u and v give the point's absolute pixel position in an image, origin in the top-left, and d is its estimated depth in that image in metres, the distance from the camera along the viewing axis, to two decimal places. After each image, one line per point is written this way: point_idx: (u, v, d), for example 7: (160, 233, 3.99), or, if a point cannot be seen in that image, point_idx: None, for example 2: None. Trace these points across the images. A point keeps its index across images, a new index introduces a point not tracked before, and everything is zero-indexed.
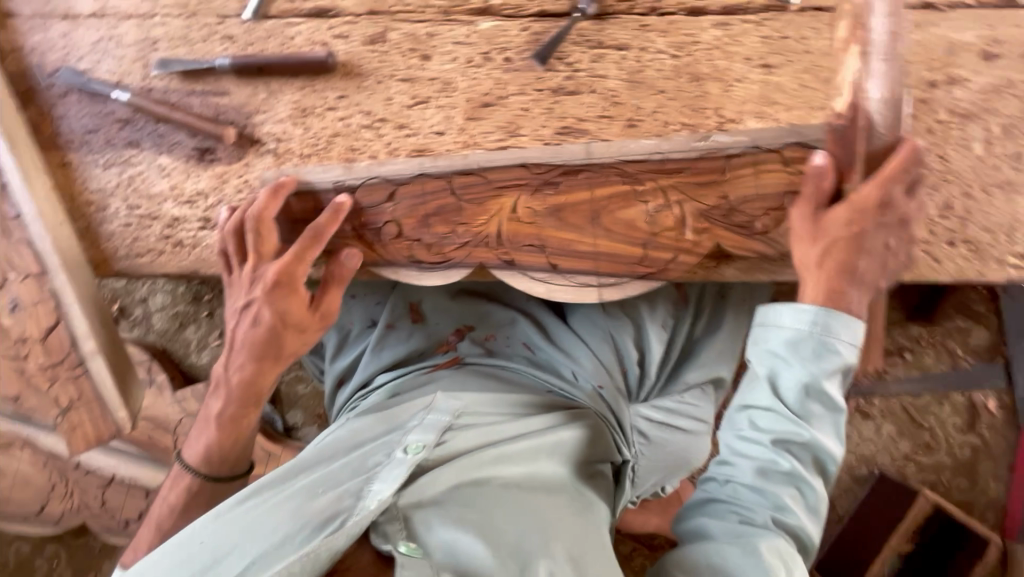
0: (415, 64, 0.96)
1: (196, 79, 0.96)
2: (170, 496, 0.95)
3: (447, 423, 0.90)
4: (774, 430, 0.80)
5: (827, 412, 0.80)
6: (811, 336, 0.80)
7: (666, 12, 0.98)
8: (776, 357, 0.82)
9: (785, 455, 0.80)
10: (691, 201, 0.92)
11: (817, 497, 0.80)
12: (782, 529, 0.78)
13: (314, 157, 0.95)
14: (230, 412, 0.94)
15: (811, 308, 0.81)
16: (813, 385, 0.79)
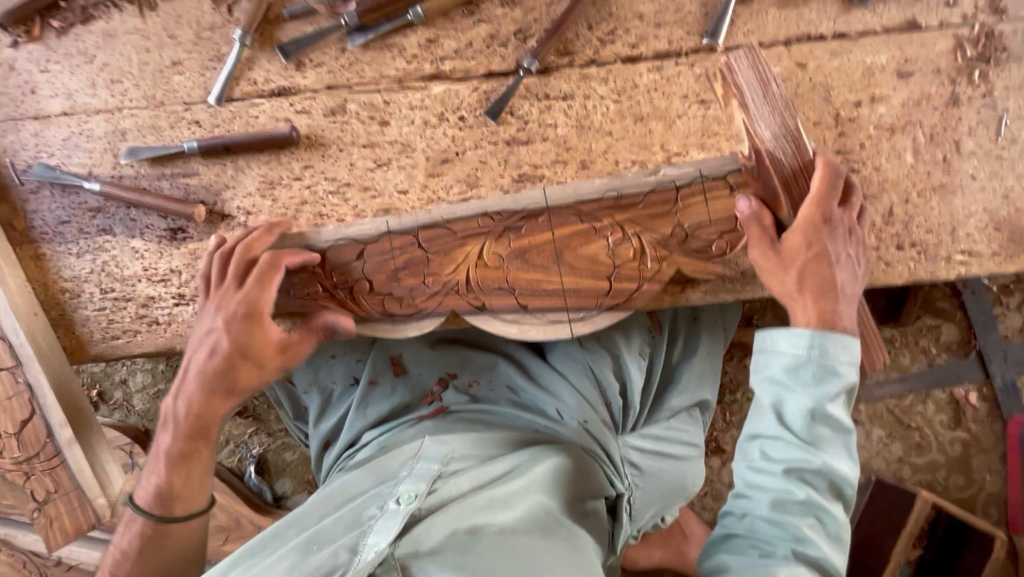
0: (374, 130, 1.02)
1: (165, 163, 1.00)
2: (122, 541, 0.90)
3: (436, 471, 0.90)
4: (784, 459, 0.78)
5: (837, 435, 0.78)
6: (810, 358, 0.79)
7: (606, 62, 1.04)
8: (778, 383, 0.81)
9: (801, 485, 0.76)
10: (648, 231, 0.97)
11: (838, 525, 0.77)
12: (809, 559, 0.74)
13: (284, 226, 1.00)
14: (182, 447, 0.90)
15: (807, 332, 0.80)
16: (819, 408, 0.77)
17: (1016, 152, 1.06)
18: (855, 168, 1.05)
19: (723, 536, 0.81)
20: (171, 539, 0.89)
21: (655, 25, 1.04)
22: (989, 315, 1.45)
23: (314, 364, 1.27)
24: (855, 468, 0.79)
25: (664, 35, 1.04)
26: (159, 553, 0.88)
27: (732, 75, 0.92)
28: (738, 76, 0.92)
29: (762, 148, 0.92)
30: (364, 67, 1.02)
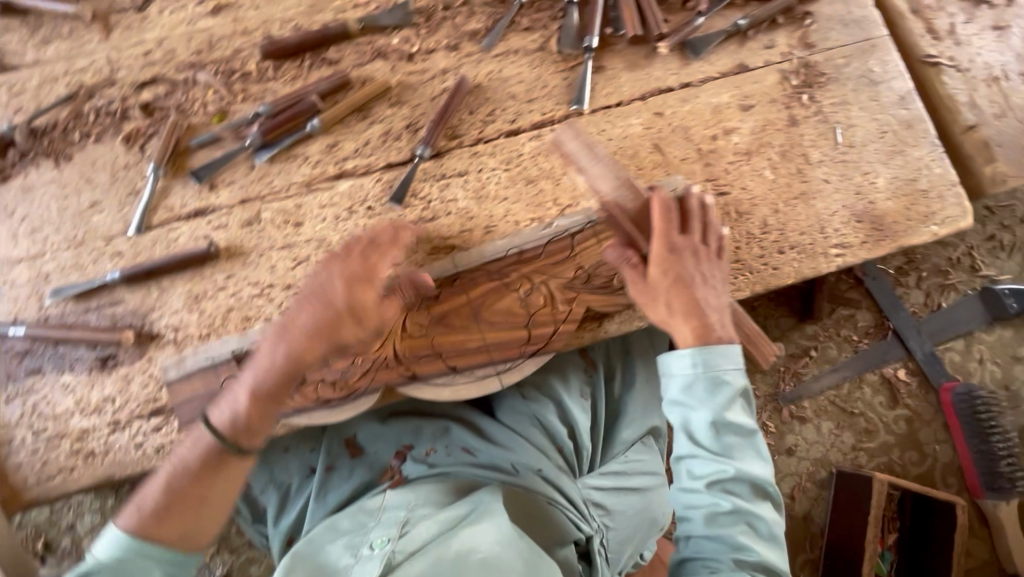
0: (290, 233, 1.10)
1: (90, 296, 1.05)
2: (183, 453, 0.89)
3: (404, 517, 0.97)
4: (706, 474, 0.85)
5: (743, 440, 0.87)
6: (700, 374, 0.88)
7: (490, 138, 1.17)
8: (680, 405, 0.89)
9: (725, 496, 0.84)
10: (553, 278, 1.06)
11: (770, 522, 0.84)
12: (749, 564, 0.81)
13: (213, 335, 1.04)
14: (265, 389, 0.88)
15: (689, 351, 0.90)
16: (720, 419, 0.86)
17: (857, 154, 1.22)
18: (725, 191, 1.19)
19: (677, 562, 0.87)
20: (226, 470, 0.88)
21: (527, 101, 1.19)
22: (894, 296, 1.58)
23: (267, 464, 1.26)
24: (768, 464, 0.87)
25: (537, 108, 1.19)
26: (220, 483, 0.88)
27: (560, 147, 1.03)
28: (567, 147, 1.02)
29: (609, 203, 1.00)
30: (273, 178, 1.12)
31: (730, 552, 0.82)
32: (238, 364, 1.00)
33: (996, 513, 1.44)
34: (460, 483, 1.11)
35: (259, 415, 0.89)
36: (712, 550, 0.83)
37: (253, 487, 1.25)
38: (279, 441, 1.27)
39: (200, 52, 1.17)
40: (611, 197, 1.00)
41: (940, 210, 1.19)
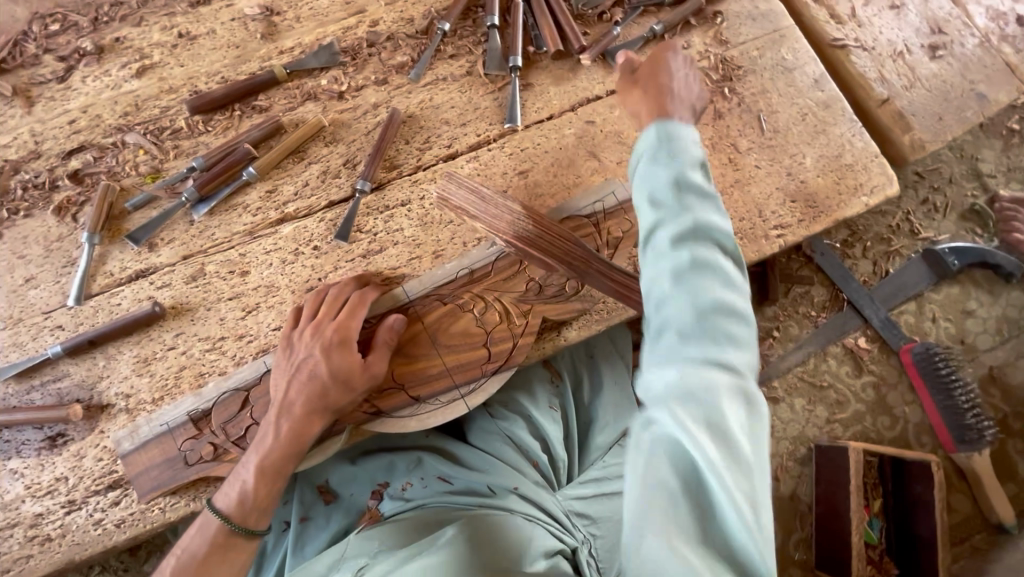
0: (237, 282, 1.08)
1: (33, 374, 1.01)
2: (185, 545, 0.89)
3: (361, 563, 0.96)
4: (670, 277, 0.67)
5: (705, 201, 0.71)
6: (675, 168, 0.73)
7: (429, 165, 1.18)
8: (648, 203, 0.73)
9: (693, 305, 0.64)
10: (506, 294, 1.07)
11: (742, 350, 0.64)
12: (713, 382, 0.59)
13: (166, 397, 1.01)
14: (271, 463, 0.91)
15: (658, 126, 0.78)
16: (683, 215, 0.69)
17: (782, 137, 1.27)
18: None
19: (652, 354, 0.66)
20: (230, 554, 0.89)
21: (461, 125, 1.21)
22: (843, 267, 1.63)
23: None
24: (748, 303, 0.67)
25: (471, 131, 1.21)
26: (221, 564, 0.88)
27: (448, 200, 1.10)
28: (454, 199, 1.10)
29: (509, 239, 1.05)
30: (214, 230, 1.11)
31: (694, 365, 0.61)
32: (196, 426, 0.97)
33: (971, 466, 1.48)
34: (433, 513, 1.09)
35: (270, 494, 0.91)
36: (674, 362, 0.63)
37: None
38: None
39: (128, 115, 1.17)
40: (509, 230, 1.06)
41: (867, 180, 1.25)
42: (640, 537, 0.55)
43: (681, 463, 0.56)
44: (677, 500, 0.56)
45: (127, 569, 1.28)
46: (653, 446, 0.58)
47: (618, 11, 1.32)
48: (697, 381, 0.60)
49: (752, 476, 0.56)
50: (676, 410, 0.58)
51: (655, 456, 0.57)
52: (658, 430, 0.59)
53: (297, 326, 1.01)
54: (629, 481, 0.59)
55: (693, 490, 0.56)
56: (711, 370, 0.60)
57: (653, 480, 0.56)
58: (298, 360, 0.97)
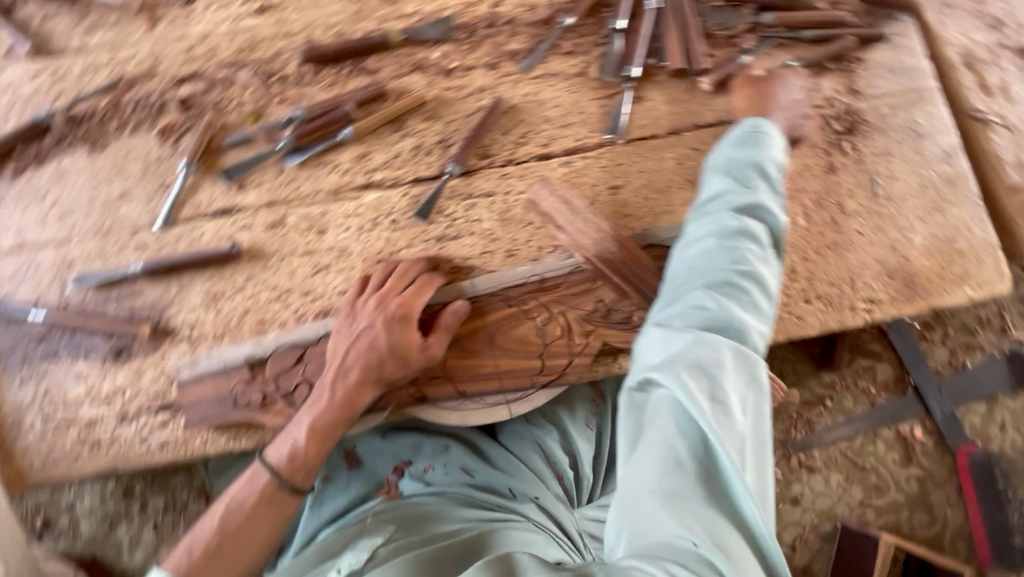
0: (313, 239, 1.09)
1: (111, 286, 1.05)
2: (236, 493, 0.95)
3: (379, 541, 0.99)
4: (691, 270, 0.82)
5: (771, 195, 0.89)
6: (714, 196, 0.89)
7: (521, 161, 1.15)
8: (699, 217, 0.89)
9: (710, 292, 0.77)
10: (572, 310, 1.04)
11: (756, 331, 0.76)
12: (718, 357, 0.69)
13: (226, 336, 1.03)
14: (323, 424, 0.94)
15: (748, 128, 0.96)
16: (720, 227, 0.84)
17: (895, 207, 1.18)
18: None
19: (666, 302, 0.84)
20: (276, 504, 0.94)
21: (561, 126, 1.18)
22: (917, 350, 1.54)
23: None
24: (764, 293, 0.79)
25: (570, 134, 1.17)
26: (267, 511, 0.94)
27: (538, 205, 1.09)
28: (545, 205, 1.09)
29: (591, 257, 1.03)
30: (302, 183, 1.12)
31: (701, 342, 0.71)
32: (251, 371, 1.00)
33: None
34: (451, 502, 1.12)
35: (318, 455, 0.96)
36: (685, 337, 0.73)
37: None
38: None
39: (242, 52, 1.18)
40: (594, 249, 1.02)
41: (978, 272, 1.15)
42: (625, 493, 0.70)
43: (684, 426, 0.68)
44: (681, 460, 0.67)
45: (154, 479, 1.35)
46: (654, 409, 0.71)
47: (750, 38, 1.24)
48: (706, 358, 0.69)
49: (749, 441, 0.66)
50: (680, 375, 0.68)
51: (654, 420, 0.70)
52: (660, 397, 0.71)
53: (363, 293, 1.02)
54: (626, 434, 0.72)
55: (695, 452, 0.67)
56: (716, 348, 0.70)
57: (653, 435, 0.69)
58: (358, 326, 0.98)
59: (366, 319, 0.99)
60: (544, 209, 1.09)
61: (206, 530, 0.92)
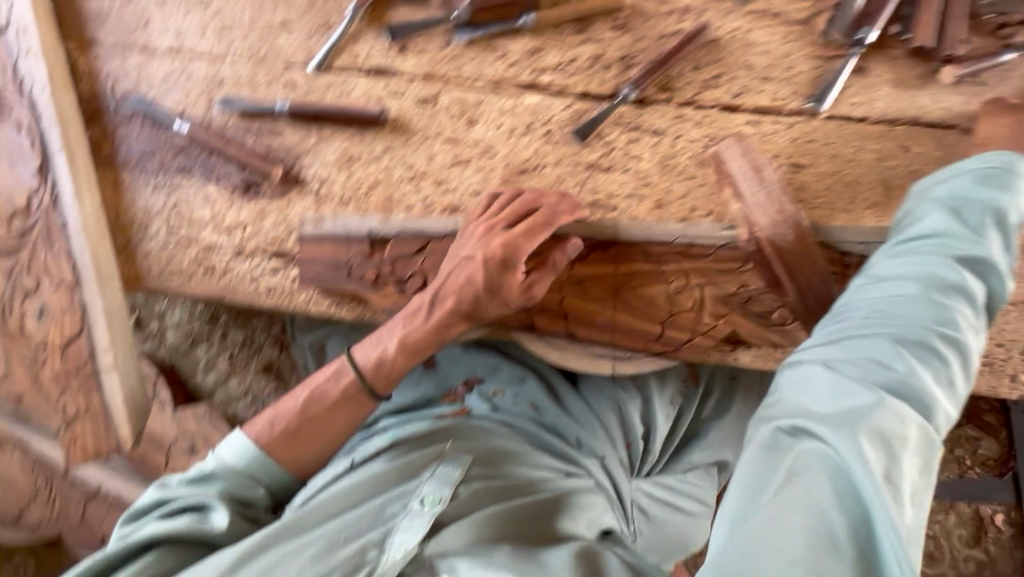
0: (461, 128, 1.02)
1: (254, 117, 1.02)
2: (324, 381, 0.97)
3: (459, 476, 0.91)
4: (876, 314, 0.69)
5: (1001, 251, 0.72)
6: (922, 234, 0.74)
7: (704, 105, 1.02)
8: (897, 254, 0.74)
9: (899, 348, 0.65)
10: (711, 286, 0.94)
11: (941, 410, 0.64)
12: (901, 432, 0.60)
13: (352, 203, 0.99)
14: (409, 342, 0.93)
15: (997, 157, 0.76)
16: (924, 276, 0.70)
17: None
18: None
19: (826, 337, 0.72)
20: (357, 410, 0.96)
21: (761, 79, 1.02)
22: None
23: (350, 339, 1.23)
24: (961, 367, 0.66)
25: (768, 91, 1.02)
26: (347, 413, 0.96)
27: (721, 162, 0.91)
28: (733, 167, 0.89)
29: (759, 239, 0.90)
30: (464, 63, 1.02)
31: (883, 408, 0.61)
32: (371, 247, 0.97)
33: None
34: (519, 437, 1.08)
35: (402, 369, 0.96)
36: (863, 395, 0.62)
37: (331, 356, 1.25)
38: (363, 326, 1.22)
39: None
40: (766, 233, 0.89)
41: None
42: (746, 542, 0.58)
43: (842, 496, 0.58)
44: (837, 538, 0.56)
45: (238, 314, 1.40)
46: (808, 462, 0.60)
47: None
48: (889, 429, 0.60)
49: (913, 536, 0.57)
50: (855, 439, 0.59)
51: (805, 474, 0.60)
52: (817, 451, 0.61)
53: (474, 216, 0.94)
54: (757, 475, 0.62)
55: (853, 531, 0.57)
56: (900, 420, 0.60)
57: (801, 491, 0.59)
58: (462, 253, 0.92)
59: (470, 248, 0.92)
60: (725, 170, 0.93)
61: (291, 407, 0.95)
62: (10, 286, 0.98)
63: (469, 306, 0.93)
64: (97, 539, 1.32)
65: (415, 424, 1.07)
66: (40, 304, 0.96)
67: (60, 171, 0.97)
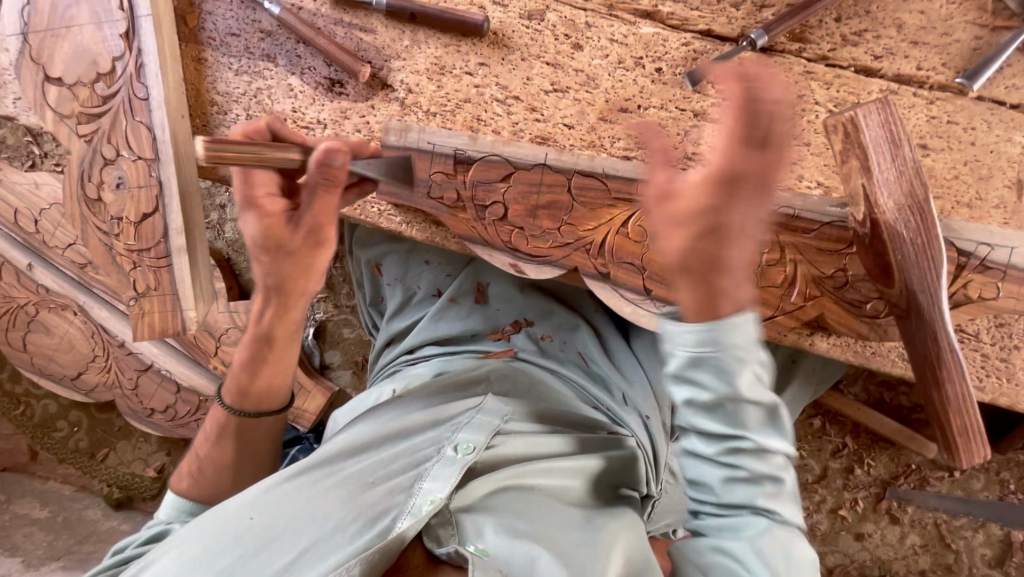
0: (565, 51, 0.93)
1: (347, 9, 0.95)
2: (208, 424, 0.91)
3: (498, 426, 0.85)
4: (707, 472, 0.68)
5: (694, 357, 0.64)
6: (702, 351, 0.63)
7: (837, 64, 0.91)
8: (687, 382, 0.65)
9: (733, 466, 0.66)
10: (807, 263, 0.87)
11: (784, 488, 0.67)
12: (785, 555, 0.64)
13: (438, 117, 0.95)
14: (252, 351, 0.88)
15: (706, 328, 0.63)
16: (731, 402, 0.63)
17: None
18: None
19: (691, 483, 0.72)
20: (246, 433, 0.89)
21: (910, 42, 0.90)
22: None
23: (406, 263, 1.22)
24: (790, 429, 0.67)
25: (915, 57, 0.90)
26: (232, 442, 0.88)
27: (855, 130, 0.80)
28: (866, 135, 0.79)
29: (880, 220, 0.79)
30: None
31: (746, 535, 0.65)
32: (454, 167, 0.93)
33: None
34: (565, 385, 1.02)
35: (245, 372, 0.88)
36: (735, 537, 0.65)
37: (384, 276, 1.24)
38: (421, 250, 1.22)
39: None
40: (887, 216, 0.79)
41: None
42: None
43: None
44: None
45: None
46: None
47: None
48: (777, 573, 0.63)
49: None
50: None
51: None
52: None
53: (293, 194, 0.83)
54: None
55: None
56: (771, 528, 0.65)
57: None
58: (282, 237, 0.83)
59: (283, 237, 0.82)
60: (857, 140, 0.80)
61: (196, 454, 0.91)
62: (89, 152, 0.96)
63: (268, 273, 0.85)
64: (147, 410, 1.39)
65: (459, 359, 1.04)
66: (117, 175, 0.95)
67: (148, 39, 0.92)
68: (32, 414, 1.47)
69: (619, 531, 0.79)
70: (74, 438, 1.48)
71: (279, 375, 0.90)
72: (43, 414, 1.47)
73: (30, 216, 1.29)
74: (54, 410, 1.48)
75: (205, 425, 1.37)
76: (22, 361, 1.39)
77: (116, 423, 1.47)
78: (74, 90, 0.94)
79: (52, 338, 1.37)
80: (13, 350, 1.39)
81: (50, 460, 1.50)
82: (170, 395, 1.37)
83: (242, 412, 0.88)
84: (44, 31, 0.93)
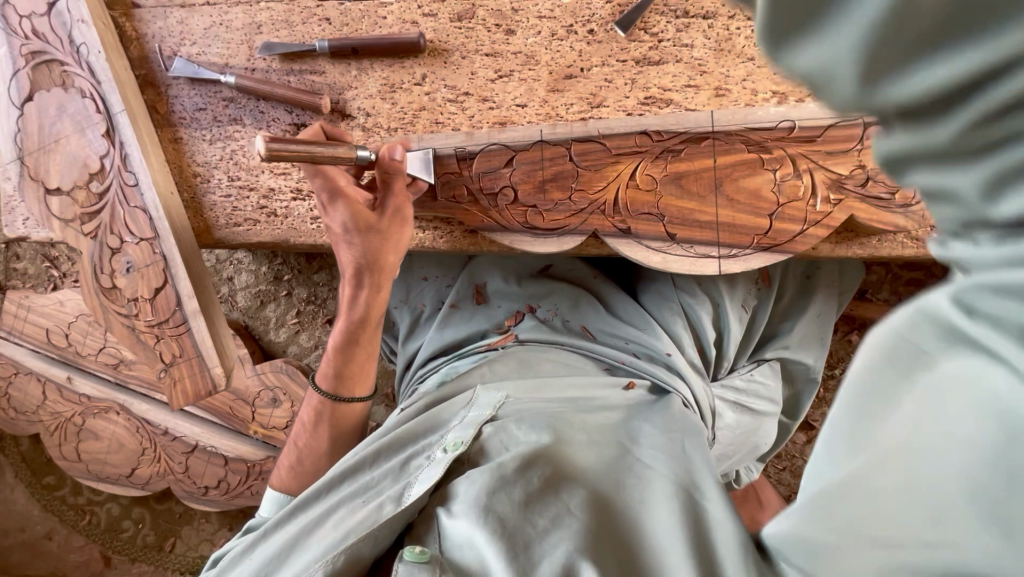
0: (500, 39, 0.96)
1: (296, 59, 1.00)
2: (305, 416, 1.00)
3: (488, 416, 0.80)
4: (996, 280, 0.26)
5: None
6: None
7: None
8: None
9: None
10: (822, 169, 0.88)
11: None
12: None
13: (400, 130, 1.01)
14: (346, 334, 0.99)
15: None
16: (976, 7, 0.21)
17: None
18: None
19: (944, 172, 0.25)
20: (341, 419, 0.98)
21: None
22: None
23: (405, 283, 1.24)
24: None
25: None
26: (329, 428, 0.97)
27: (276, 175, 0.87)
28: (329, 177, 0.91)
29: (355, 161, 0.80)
30: None
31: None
32: (458, 165, 0.99)
33: None
34: (570, 356, 0.97)
35: (342, 359, 0.99)
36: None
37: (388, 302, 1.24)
38: (417, 268, 1.24)
39: None
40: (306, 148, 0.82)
41: None
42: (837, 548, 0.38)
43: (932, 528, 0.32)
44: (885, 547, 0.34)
45: (301, 272, 1.44)
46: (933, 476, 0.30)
47: None
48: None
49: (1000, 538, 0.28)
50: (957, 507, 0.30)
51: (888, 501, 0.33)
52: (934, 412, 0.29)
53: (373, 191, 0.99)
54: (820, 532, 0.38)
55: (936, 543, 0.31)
56: None
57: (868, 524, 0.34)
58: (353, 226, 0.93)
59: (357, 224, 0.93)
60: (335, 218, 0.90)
61: (292, 448, 0.99)
62: (97, 247, 1.05)
63: (356, 253, 0.94)
64: (202, 489, 1.42)
65: (463, 362, 1.01)
66: (126, 260, 1.05)
67: (127, 135, 1.00)
68: (99, 521, 1.52)
69: (606, 503, 0.67)
70: (143, 533, 1.52)
71: (374, 360, 1.01)
72: (109, 517, 1.52)
73: (61, 332, 1.37)
74: (117, 512, 1.53)
75: (259, 490, 1.40)
76: (78, 471, 1.45)
77: (178, 510, 1.51)
78: (73, 195, 1.03)
79: (100, 443, 1.43)
80: (69, 464, 1.45)
81: (123, 563, 1.54)
82: (220, 468, 1.40)
83: (337, 397, 0.97)
84: (37, 151, 1.02)
